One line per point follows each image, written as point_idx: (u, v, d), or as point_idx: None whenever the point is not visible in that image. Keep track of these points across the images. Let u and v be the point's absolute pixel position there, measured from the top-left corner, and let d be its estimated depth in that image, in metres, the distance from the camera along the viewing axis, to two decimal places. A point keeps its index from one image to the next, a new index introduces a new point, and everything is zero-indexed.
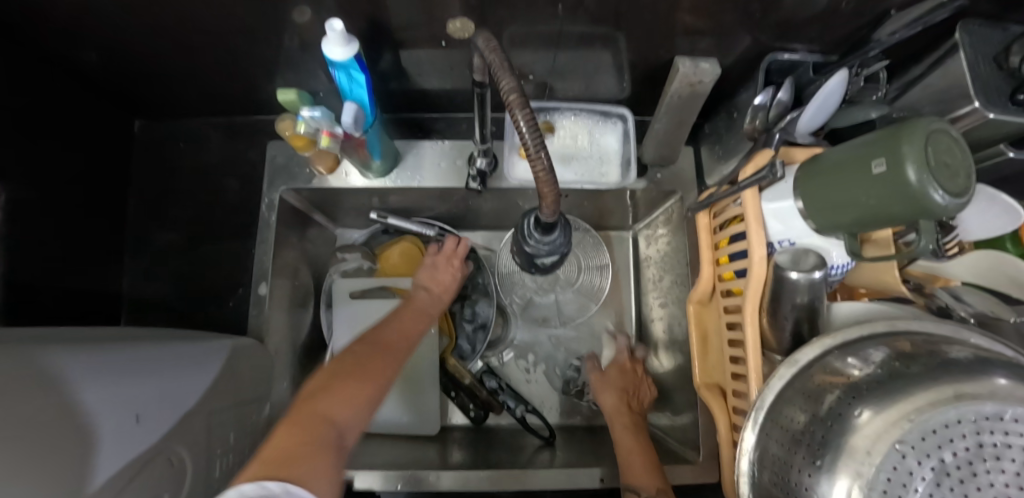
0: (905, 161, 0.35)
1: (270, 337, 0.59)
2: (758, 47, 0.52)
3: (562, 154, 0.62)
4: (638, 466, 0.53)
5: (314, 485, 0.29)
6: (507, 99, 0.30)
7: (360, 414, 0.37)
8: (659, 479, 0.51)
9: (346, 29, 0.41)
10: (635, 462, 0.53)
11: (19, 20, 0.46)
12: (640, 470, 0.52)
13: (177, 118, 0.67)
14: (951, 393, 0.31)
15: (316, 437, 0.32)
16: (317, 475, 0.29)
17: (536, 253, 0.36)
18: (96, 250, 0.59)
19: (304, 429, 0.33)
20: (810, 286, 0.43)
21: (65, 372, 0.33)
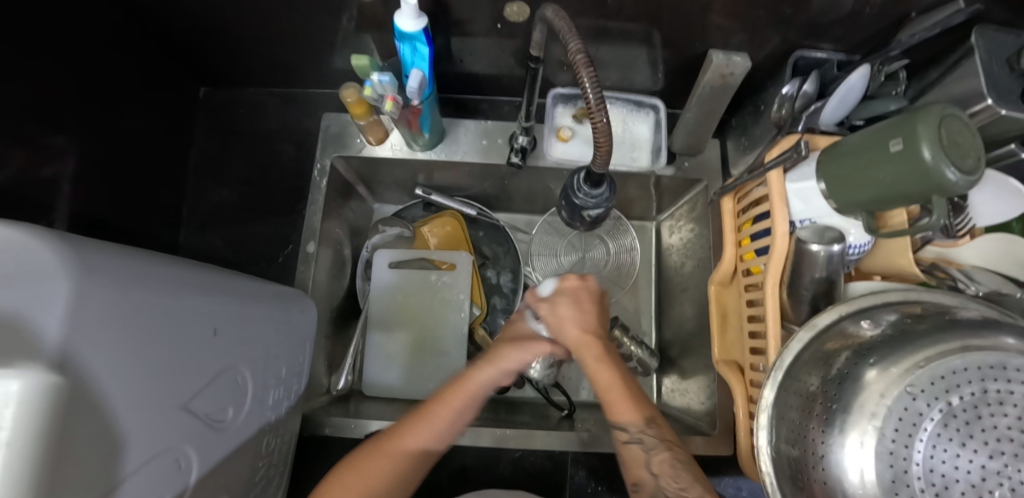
0: (920, 141, 0.40)
1: (313, 293, 0.63)
2: (787, 45, 0.57)
3: None
4: (624, 404, 0.50)
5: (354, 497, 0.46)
6: (574, 62, 0.35)
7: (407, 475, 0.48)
8: (643, 409, 0.51)
9: (418, 5, 0.46)
10: (619, 405, 0.50)
11: None
12: (625, 406, 0.50)
13: (239, 87, 0.72)
14: (959, 345, 0.37)
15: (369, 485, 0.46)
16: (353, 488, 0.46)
17: (584, 204, 0.40)
18: (157, 202, 0.64)
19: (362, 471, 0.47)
20: (828, 260, 0.47)
21: (171, 276, 0.37)
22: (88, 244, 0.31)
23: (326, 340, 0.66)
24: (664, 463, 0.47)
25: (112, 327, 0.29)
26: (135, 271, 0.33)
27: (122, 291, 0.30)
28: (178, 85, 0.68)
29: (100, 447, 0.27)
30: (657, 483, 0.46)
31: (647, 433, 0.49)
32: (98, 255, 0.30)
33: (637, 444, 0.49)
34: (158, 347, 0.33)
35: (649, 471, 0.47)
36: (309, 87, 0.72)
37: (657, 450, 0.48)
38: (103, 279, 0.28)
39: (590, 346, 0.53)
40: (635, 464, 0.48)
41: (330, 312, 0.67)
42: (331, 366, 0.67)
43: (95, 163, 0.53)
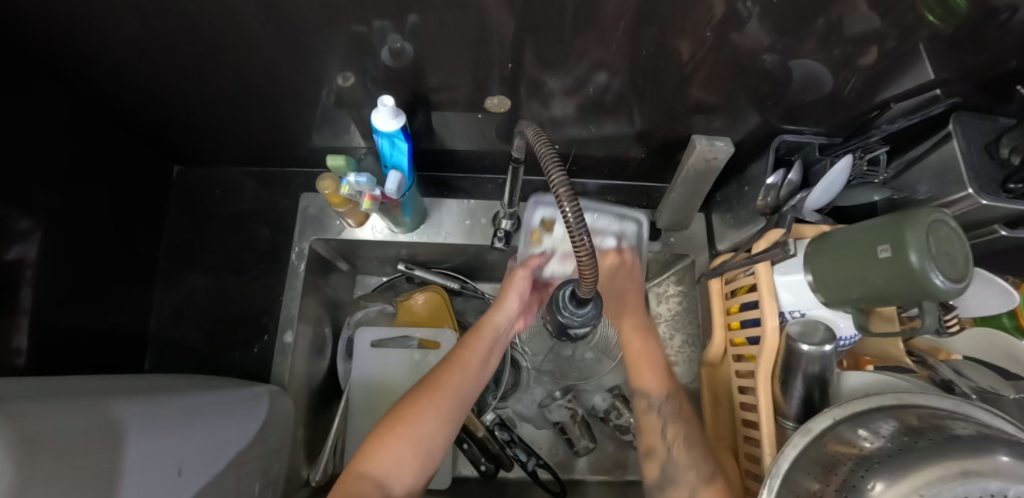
0: (906, 247, 0.39)
1: (290, 383, 0.61)
2: (766, 127, 0.58)
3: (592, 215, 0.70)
4: (649, 376, 0.54)
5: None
6: (558, 195, 0.33)
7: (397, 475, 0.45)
8: (672, 384, 0.53)
9: (396, 104, 0.46)
10: (645, 375, 0.54)
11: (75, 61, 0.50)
12: (650, 377, 0.54)
13: (214, 165, 0.70)
14: (958, 469, 0.35)
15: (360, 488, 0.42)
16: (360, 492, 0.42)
17: (570, 323, 0.38)
18: (126, 290, 0.61)
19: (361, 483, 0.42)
20: (821, 357, 0.46)
21: (129, 417, 0.35)
22: (23, 407, 0.28)
23: (304, 431, 0.63)
24: (676, 436, 0.49)
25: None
26: (91, 423, 0.31)
27: (63, 462, 0.27)
28: (151, 166, 0.66)
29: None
30: (669, 454, 0.48)
31: (667, 405, 0.52)
32: (28, 423, 0.27)
33: (656, 414, 0.51)
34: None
35: (664, 440, 0.49)
36: (288, 165, 0.71)
37: (672, 422, 0.50)
38: (27, 457, 0.25)
39: (632, 334, 0.58)
40: (649, 431, 0.51)
41: (308, 399, 0.65)
42: (309, 457, 0.64)
43: (61, 252, 0.51)
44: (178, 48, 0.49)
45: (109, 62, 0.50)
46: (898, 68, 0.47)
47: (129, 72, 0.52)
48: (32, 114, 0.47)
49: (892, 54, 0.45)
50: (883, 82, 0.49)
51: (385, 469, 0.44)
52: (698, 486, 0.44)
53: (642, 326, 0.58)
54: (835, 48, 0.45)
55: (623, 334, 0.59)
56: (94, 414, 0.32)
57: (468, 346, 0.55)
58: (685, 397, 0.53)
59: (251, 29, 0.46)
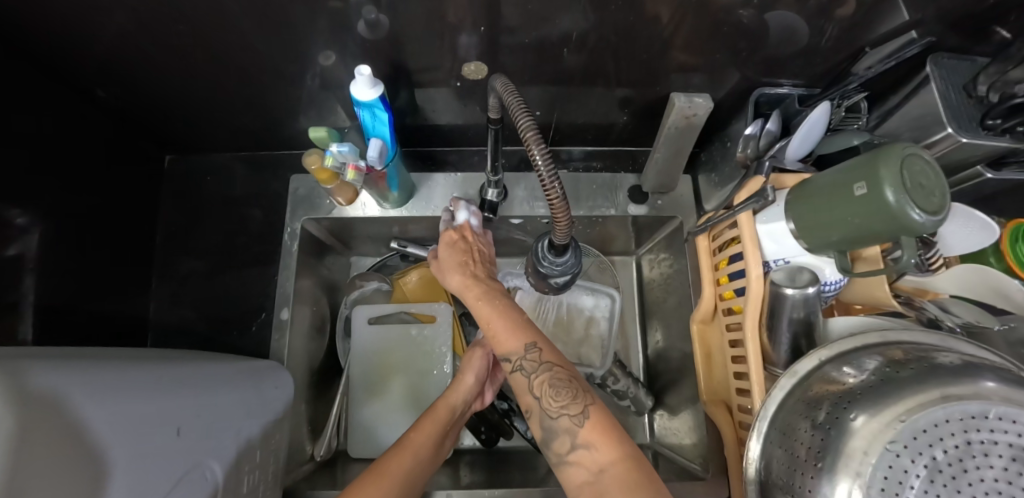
0: (882, 183, 0.39)
1: (290, 360, 0.62)
2: (747, 82, 0.58)
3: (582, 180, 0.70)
4: (503, 333, 0.48)
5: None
6: (525, 136, 0.34)
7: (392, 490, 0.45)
8: (525, 333, 0.47)
9: (373, 73, 0.46)
10: (498, 332, 0.48)
11: (59, 49, 0.50)
12: (505, 335, 0.48)
13: (205, 153, 0.72)
14: (938, 394, 0.36)
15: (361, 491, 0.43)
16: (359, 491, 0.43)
17: (550, 272, 0.39)
18: (126, 276, 0.62)
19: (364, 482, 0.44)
20: (805, 301, 0.47)
21: (133, 382, 0.36)
22: (32, 364, 0.29)
23: (306, 407, 0.65)
24: (543, 385, 0.44)
25: (61, 451, 0.27)
26: (96, 384, 0.32)
27: (77, 410, 0.29)
28: (143, 155, 0.67)
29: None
30: (541, 405, 0.44)
31: (528, 357, 0.46)
32: (39, 375, 0.28)
33: (522, 372, 0.46)
34: (120, 458, 0.31)
35: (534, 395, 0.45)
36: (277, 149, 0.72)
37: (536, 372, 0.45)
38: (46, 405, 0.27)
39: (472, 288, 0.51)
40: (521, 393, 0.46)
41: (309, 377, 0.66)
42: (313, 432, 0.66)
43: (57, 241, 0.52)
44: (161, 35, 0.50)
45: (96, 52, 0.51)
46: (872, 11, 0.47)
47: (114, 61, 0.53)
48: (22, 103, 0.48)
49: None
50: (859, 26, 0.49)
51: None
52: (576, 430, 0.41)
53: (485, 290, 0.51)
54: None
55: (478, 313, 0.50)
56: (95, 376, 0.33)
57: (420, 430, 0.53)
58: (546, 339, 0.47)
59: (228, 11, 0.46)
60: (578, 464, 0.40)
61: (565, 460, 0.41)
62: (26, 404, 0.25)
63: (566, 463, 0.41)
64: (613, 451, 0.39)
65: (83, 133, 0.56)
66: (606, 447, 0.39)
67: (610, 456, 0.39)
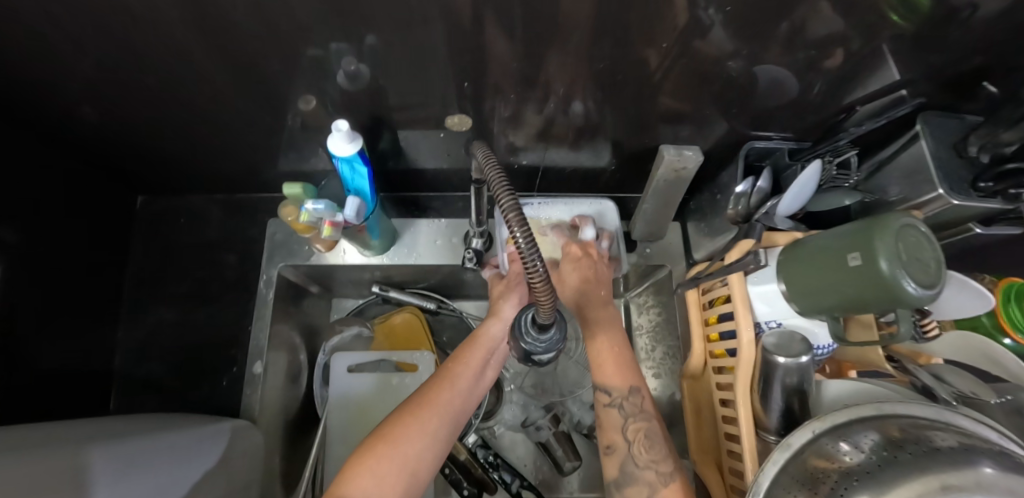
0: (877, 254, 0.38)
1: (262, 415, 0.59)
2: (735, 134, 0.57)
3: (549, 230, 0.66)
4: (610, 366, 0.46)
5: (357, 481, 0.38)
6: (506, 216, 0.31)
7: (421, 448, 0.42)
8: (631, 376, 0.46)
9: (351, 128, 0.45)
10: (608, 368, 0.46)
11: (23, 96, 0.48)
12: (613, 367, 0.46)
13: (179, 194, 0.69)
14: (937, 484, 0.33)
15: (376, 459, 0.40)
16: (376, 465, 0.39)
17: (533, 349, 0.37)
18: (89, 329, 0.59)
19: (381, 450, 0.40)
20: (798, 367, 0.44)
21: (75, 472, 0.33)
22: None
23: (278, 463, 0.61)
24: (639, 432, 0.44)
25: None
26: (32, 485, 0.30)
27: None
28: (113, 198, 0.64)
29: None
30: (630, 451, 0.43)
31: (630, 399, 0.45)
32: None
33: (618, 409, 0.45)
34: None
35: (624, 435, 0.44)
36: (254, 192, 0.69)
37: (637, 418, 0.44)
38: None
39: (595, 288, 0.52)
40: (608, 427, 0.45)
41: (282, 430, 0.63)
42: (285, 490, 0.62)
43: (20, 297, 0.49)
44: (135, 82, 0.48)
45: (64, 95, 0.49)
46: (860, 66, 0.46)
47: (81, 105, 0.51)
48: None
49: (854, 49, 0.44)
50: (847, 83, 0.49)
51: (365, 491, 0.37)
52: (657, 486, 0.42)
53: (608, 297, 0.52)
54: (795, 54, 0.45)
55: (588, 334, 0.48)
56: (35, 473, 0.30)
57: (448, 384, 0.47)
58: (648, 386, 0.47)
59: (202, 59, 0.44)
60: None
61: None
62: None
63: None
64: None
65: (48, 179, 0.53)
66: None
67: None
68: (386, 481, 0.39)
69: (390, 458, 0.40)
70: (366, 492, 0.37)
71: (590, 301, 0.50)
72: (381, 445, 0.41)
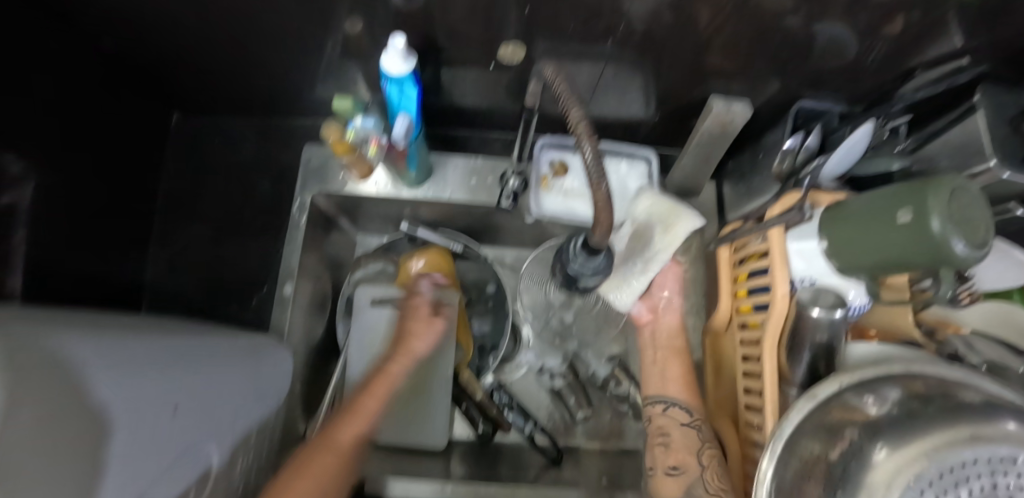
0: (929, 212, 0.37)
1: (291, 335, 0.60)
2: (787, 92, 0.56)
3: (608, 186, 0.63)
4: (679, 386, 0.59)
5: (303, 486, 0.45)
6: (579, 136, 0.33)
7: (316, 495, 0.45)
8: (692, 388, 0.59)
9: (407, 46, 0.44)
10: (673, 380, 0.59)
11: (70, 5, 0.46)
12: (676, 382, 0.60)
13: (214, 114, 0.68)
14: (968, 434, 0.35)
15: (317, 466, 0.46)
16: (319, 467, 0.46)
17: (581, 271, 0.38)
18: (122, 241, 0.59)
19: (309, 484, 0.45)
20: (829, 324, 0.46)
21: (139, 356, 0.34)
22: (28, 330, 0.26)
23: (303, 385, 0.63)
24: (711, 458, 0.51)
25: (69, 432, 0.25)
26: (119, 358, 0.31)
27: (85, 384, 0.27)
28: (148, 111, 0.63)
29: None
30: (701, 475, 0.50)
31: (699, 420, 0.55)
32: (61, 354, 0.26)
33: (679, 409, 0.56)
34: (141, 437, 0.31)
35: (698, 460, 0.51)
36: (289, 116, 0.68)
37: (709, 444, 0.52)
38: (67, 378, 0.25)
39: (671, 357, 0.62)
40: (681, 448, 0.52)
41: (308, 353, 0.65)
42: (308, 409, 0.65)
43: (48, 203, 0.48)
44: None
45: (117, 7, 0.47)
46: (929, 36, 0.44)
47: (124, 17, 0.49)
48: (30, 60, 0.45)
49: (917, 23, 0.43)
50: (913, 49, 0.47)
51: (301, 489, 0.44)
52: (711, 482, 0.49)
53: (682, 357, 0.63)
54: (863, 14, 0.42)
55: (665, 366, 0.62)
56: (112, 348, 0.31)
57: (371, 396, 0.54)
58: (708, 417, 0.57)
59: None
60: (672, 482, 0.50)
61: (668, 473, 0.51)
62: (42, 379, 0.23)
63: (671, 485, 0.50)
64: None
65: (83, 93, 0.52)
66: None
67: None
68: (316, 480, 0.46)
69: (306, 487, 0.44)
70: (305, 490, 0.44)
71: (659, 357, 0.62)
72: (292, 479, 0.45)
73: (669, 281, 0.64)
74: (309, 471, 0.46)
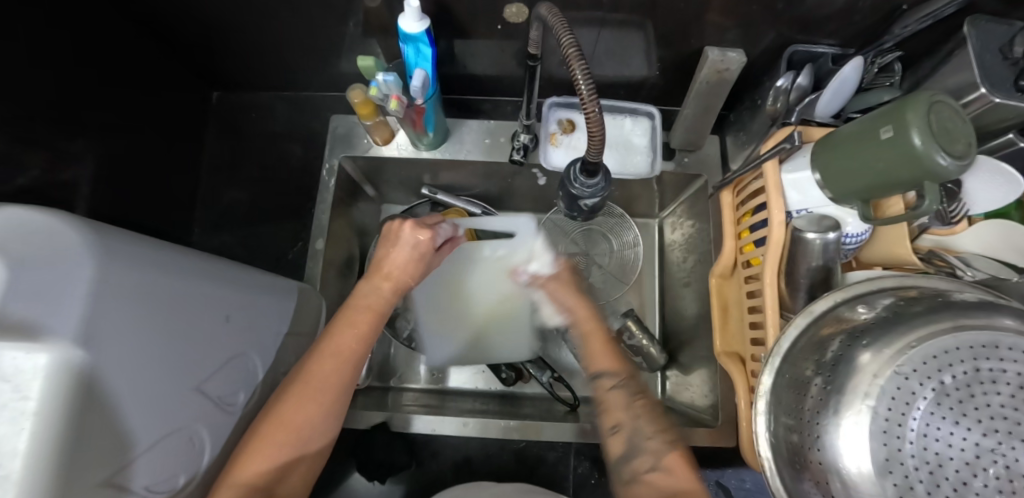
0: (910, 126, 0.40)
1: (322, 286, 0.66)
2: (782, 41, 0.58)
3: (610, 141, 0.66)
4: (604, 355, 0.55)
5: (261, 454, 0.42)
6: (569, 61, 0.35)
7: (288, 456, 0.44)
8: (622, 361, 0.54)
9: (420, 7, 0.48)
10: (601, 353, 0.55)
11: None
12: (606, 356, 0.55)
13: (249, 91, 0.75)
14: (950, 324, 0.37)
15: (283, 432, 0.43)
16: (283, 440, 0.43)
17: (580, 194, 0.42)
18: (172, 205, 0.66)
19: (279, 444, 0.43)
20: (824, 248, 0.48)
21: (189, 267, 0.39)
22: (110, 229, 0.32)
23: None
24: (640, 407, 0.50)
25: (127, 314, 0.31)
26: (171, 266, 0.36)
27: (145, 285, 0.33)
28: (193, 89, 0.71)
29: (118, 443, 0.30)
30: (633, 424, 0.49)
31: (630, 384, 0.52)
32: (122, 249, 0.32)
33: (620, 390, 0.52)
34: (185, 333, 0.37)
35: (629, 415, 0.50)
36: (316, 90, 0.75)
37: (635, 396, 0.51)
38: (123, 267, 0.31)
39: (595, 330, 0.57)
40: (613, 409, 0.51)
41: (338, 305, 0.71)
42: None
43: (114, 174, 0.56)
44: None
45: None
46: None
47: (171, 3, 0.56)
48: (93, 46, 0.52)
49: None
50: None
51: (264, 459, 0.42)
52: (661, 453, 0.46)
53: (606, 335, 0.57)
54: None
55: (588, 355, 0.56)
56: (167, 258, 0.37)
57: (343, 331, 0.49)
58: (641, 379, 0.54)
59: None
60: (647, 483, 0.45)
61: (639, 478, 0.46)
62: (103, 275, 0.29)
63: (639, 481, 0.46)
64: (688, 482, 0.44)
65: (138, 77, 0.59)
66: (683, 476, 0.44)
67: (687, 485, 0.44)
68: (284, 450, 0.43)
69: (279, 449, 0.43)
70: (267, 462, 0.42)
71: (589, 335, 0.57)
72: (259, 440, 0.43)
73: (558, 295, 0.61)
74: (261, 448, 0.42)
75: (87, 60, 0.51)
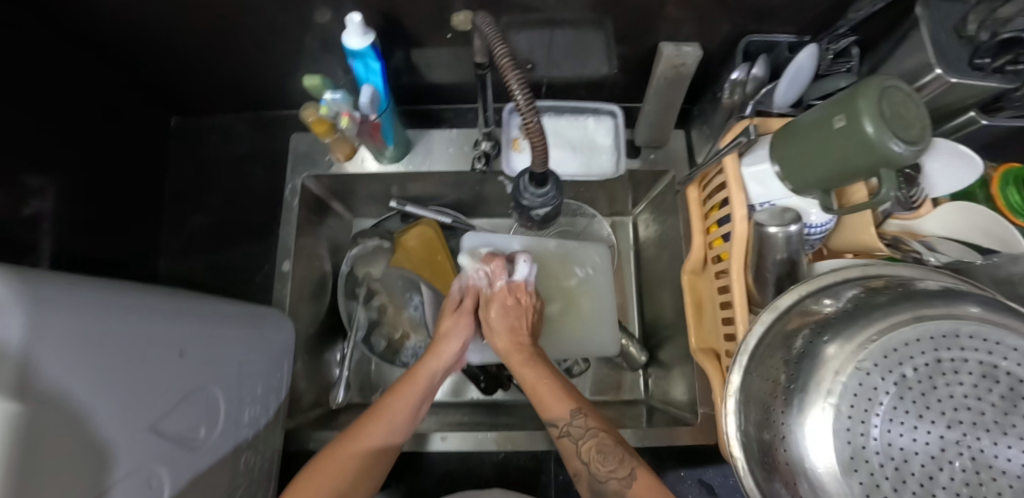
0: (861, 115, 0.39)
1: (292, 308, 0.65)
2: (738, 32, 0.57)
3: (574, 143, 0.65)
4: (552, 399, 0.53)
5: None
6: (503, 69, 0.34)
7: None
8: (570, 400, 0.53)
9: (363, 22, 0.47)
10: (542, 390, 0.55)
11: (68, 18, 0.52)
12: (553, 401, 0.53)
13: (208, 113, 0.74)
14: (910, 315, 0.37)
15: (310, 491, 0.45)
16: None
17: (531, 203, 0.42)
18: (136, 235, 0.65)
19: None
20: (787, 241, 0.47)
21: (135, 306, 0.38)
22: (39, 274, 0.31)
23: (310, 356, 0.68)
24: (590, 450, 0.49)
25: (65, 355, 0.29)
26: (112, 305, 0.35)
27: (83, 324, 0.31)
28: (151, 116, 0.70)
29: (71, 491, 0.28)
30: (589, 469, 0.48)
31: (575, 422, 0.51)
32: (53, 290, 0.30)
33: (568, 438, 0.51)
34: (133, 372, 0.35)
35: (581, 460, 0.49)
36: (277, 109, 0.74)
37: (584, 439, 0.49)
38: (56, 310, 0.29)
39: (520, 359, 0.58)
40: (568, 455, 0.50)
41: (312, 325, 0.70)
42: (316, 378, 0.70)
43: (73, 209, 0.55)
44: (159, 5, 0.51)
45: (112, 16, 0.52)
46: None
47: (120, 29, 0.55)
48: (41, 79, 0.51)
49: None
50: None
51: None
52: (624, 489, 0.45)
53: (527, 355, 0.59)
54: None
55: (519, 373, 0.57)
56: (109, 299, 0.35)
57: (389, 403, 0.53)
58: (589, 406, 0.53)
59: None
60: None
61: (607, 488, 0.46)
62: (34, 319, 0.27)
63: (604, 489, 0.46)
64: None
65: (92, 107, 0.58)
66: None
67: None
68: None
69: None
70: None
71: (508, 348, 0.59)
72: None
73: (494, 312, 0.61)
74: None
75: (36, 92, 0.50)
